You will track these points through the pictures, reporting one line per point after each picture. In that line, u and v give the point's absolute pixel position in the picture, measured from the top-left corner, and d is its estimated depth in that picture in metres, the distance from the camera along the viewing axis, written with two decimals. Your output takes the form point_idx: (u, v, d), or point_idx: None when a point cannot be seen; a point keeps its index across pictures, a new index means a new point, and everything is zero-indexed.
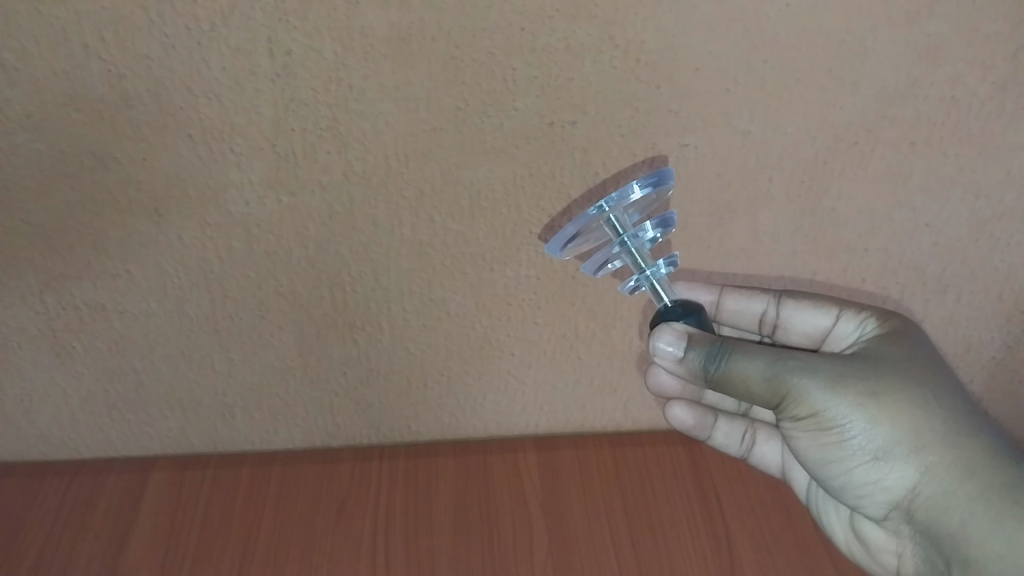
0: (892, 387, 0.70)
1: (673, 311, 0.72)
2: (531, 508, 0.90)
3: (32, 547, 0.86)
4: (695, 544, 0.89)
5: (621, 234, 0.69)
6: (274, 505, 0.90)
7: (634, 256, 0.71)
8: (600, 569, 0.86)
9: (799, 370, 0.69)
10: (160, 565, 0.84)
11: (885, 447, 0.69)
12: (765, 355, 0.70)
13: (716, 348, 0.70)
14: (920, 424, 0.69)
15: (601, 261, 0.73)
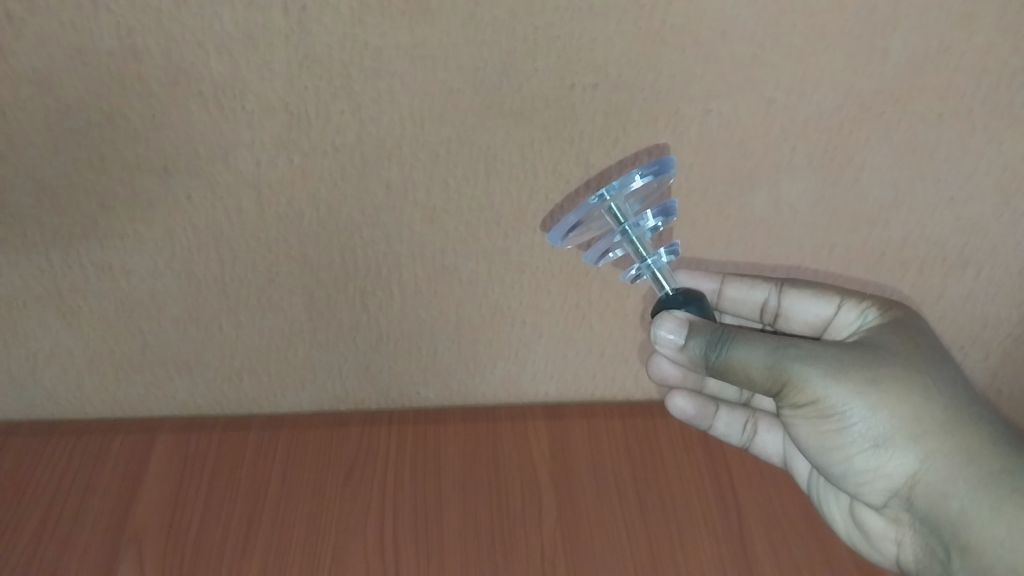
0: (892, 376, 0.69)
1: (674, 299, 0.71)
2: (541, 477, 0.89)
3: (37, 508, 0.84)
4: (707, 520, 0.87)
5: (622, 222, 0.67)
6: (281, 469, 0.88)
7: (636, 245, 0.69)
8: (611, 541, 0.84)
9: (802, 358, 0.67)
10: (167, 526, 0.83)
11: (885, 435, 0.68)
12: (766, 342, 0.68)
13: (717, 336, 0.68)
14: (920, 411, 0.68)
15: (601, 250, 0.71)
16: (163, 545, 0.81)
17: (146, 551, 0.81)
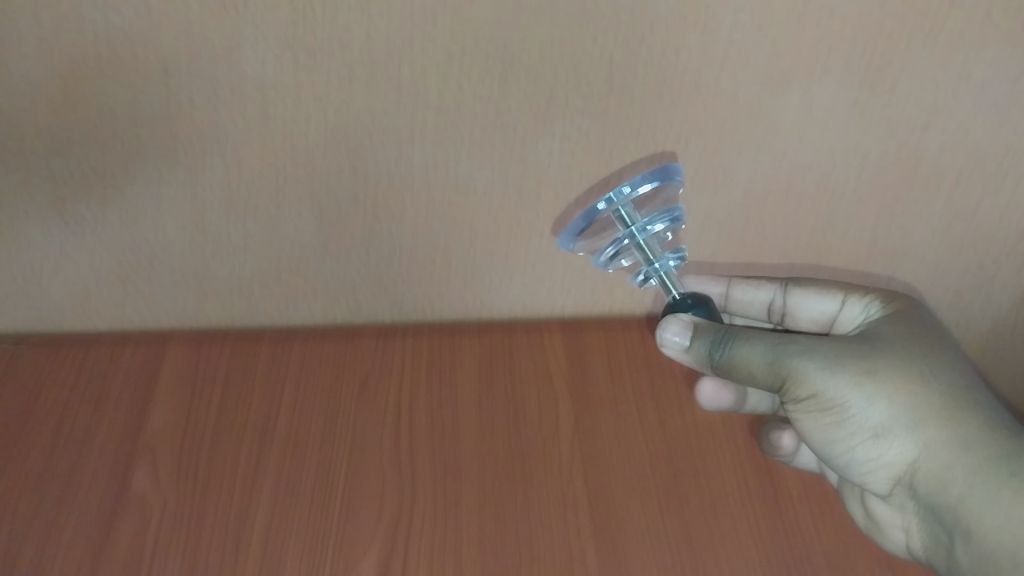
0: (890, 367, 0.68)
1: (683, 308, 0.71)
2: (557, 389, 0.87)
3: (52, 415, 0.82)
4: (729, 432, 0.85)
5: (626, 216, 0.68)
6: (296, 379, 0.86)
7: (642, 243, 0.69)
8: (630, 451, 0.82)
9: (801, 352, 0.66)
10: (182, 430, 0.81)
11: (884, 423, 0.67)
12: (766, 339, 0.68)
13: (721, 335, 0.68)
14: (917, 398, 0.67)
15: (608, 253, 0.71)
16: (179, 448, 0.79)
17: (161, 455, 0.79)
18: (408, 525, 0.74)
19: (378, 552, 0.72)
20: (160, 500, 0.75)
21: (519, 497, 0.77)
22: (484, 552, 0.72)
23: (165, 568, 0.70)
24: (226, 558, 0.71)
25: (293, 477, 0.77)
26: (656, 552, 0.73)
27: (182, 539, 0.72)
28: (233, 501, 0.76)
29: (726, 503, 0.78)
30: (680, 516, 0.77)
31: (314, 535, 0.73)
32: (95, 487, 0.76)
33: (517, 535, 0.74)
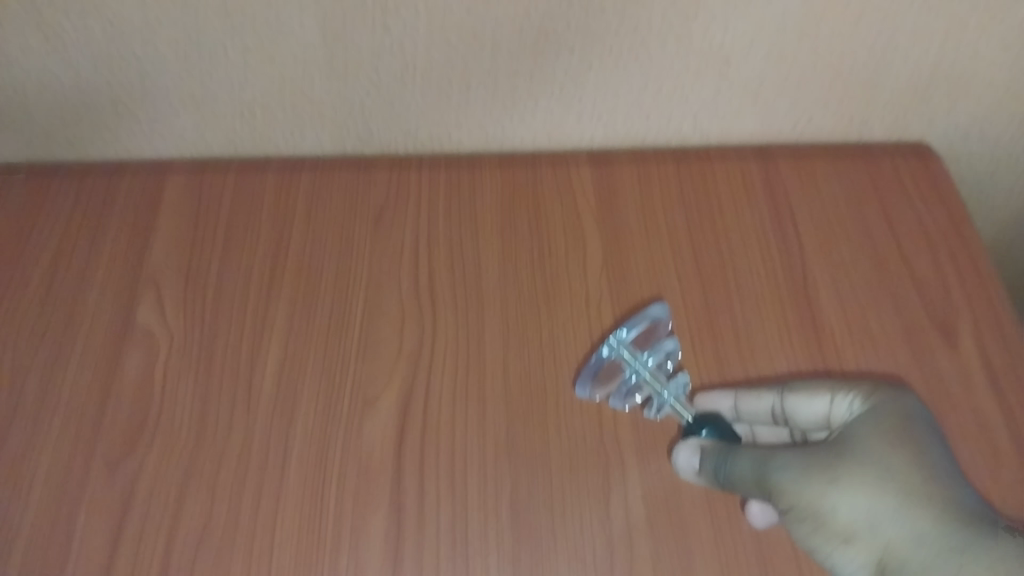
0: (871, 474, 0.54)
1: (694, 428, 0.64)
2: (584, 222, 0.79)
3: (50, 244, 0.78)
4: (768, 264, 0.77)
5: (631, 360, 0.66)
6: (306, 210, 0.80)
7: (657, 389, 0.65)
8: (662, 287, 0.75)
9: (778, 466, 0.57)
10: (187, 264, 0.76)
11: (854, 528, 0.54)
12: (756, 452, 0.59)
13: (723, 452, 0.60)
14: (879, 496, 0.53)
15: (627, 395, 0.67)
16: (185, 281, 0.75)
17: (166, 287, 0.74)
18: (429, 362, 0.70)
19: (399, 389, 0.68)
20: (167, 333, 0.72)
21: (547, 337, 0.72)
22: (508, 389, 0.68)
23: (175, 401, 0.68)
24: (239, 392, 0.68)
25: (306, 312, 0.73)
26: (689, 390, 0.68)
27: (193, 373, 0.69)
28: (244, 335, 0.72)
29: (763, 339, 0.72)
30: (715, 352, 0.71)
31: (330, 370, 0.69)
32: (99, 319, 0.72)
33: (544, 372, 0.69)
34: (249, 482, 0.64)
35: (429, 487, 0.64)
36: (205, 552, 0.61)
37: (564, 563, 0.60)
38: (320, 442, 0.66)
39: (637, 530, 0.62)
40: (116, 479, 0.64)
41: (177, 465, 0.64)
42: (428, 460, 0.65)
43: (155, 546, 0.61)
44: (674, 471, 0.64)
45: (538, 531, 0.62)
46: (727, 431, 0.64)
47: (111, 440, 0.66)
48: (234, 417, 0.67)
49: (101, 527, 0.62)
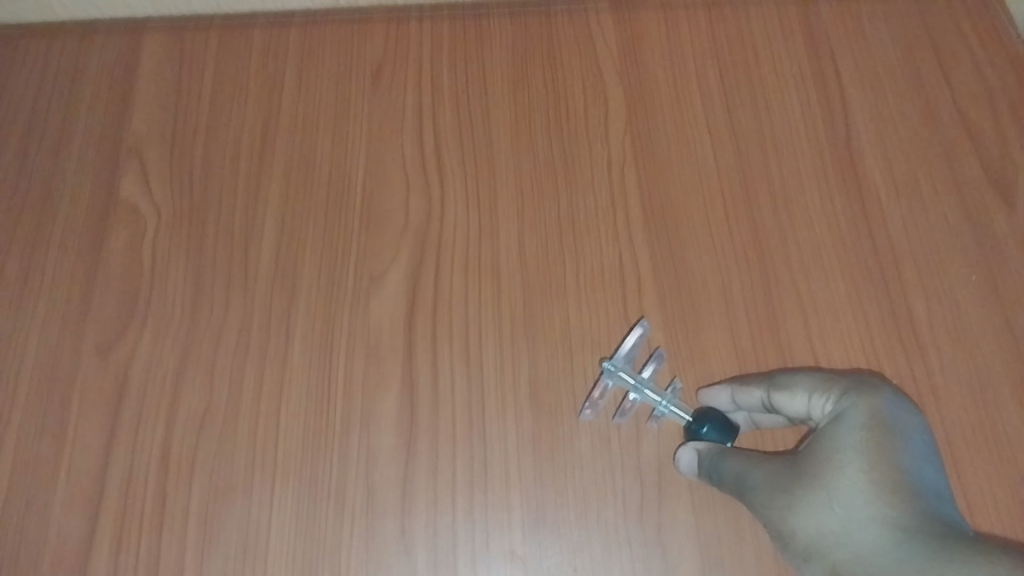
0: (822, 494, 0.44)
1: (693, 430, 0.54)
2: (606, 76, 0.70)
3: (21, 111, 0.71)
4: (808, 117, 0.69)
5: (627, 376, 0.55)
6: (296, 69, 0.72)
7: (655, 399, 0.56)
8: (691, 151, 0.67)
9: (751, 486, 0.48)
10: (172, 133, 0.69)
11: (814, 556, 0.44)
12: (734, 461, 0.50)
13: (716, 457, 0.52)
14: (838, 526, 0.43)
15: (626, 407, 0.57)
16: (169, 151, 0.68)
17: (150, 159, 0.68)
18: (438, 235, 0.64)
19: (407, 264, 0.63)
20: (153, 209, 0.66)
21: (565, 204, 0.65)
22: (523, 261, 0.63)
23: (166, 282, 0.63)
24: (234, 270, 0.63)
25: (302, 183, 0.66)
26: (720, 259, 0.63)
27: (183, 251, 0.64)
28: (236, 209, 0.66)
29: (803, 202, 0.65)
30: (750, 217, 0.64)
31: (331, 244, 0.64)
32: (79, 196, 0.67)
33: (562, 242, 0.64)
34: (249, 366, 0.60)
35: (443, 367, 0.59)
36: (207, 439, 0.58)
37: (587, 445, 0.57)
38: (323, 321, 0.61)
39: (663, 421, 0.58)
40: (109, 363, 0.60)
41: (172, 348, 0.60)
42: (441, 337, 0.60)
43: (155, 434, 0.58)
44: (704, 345, 0.60)
45: (559, 412, 0.58)
46: (729, 426, 0.54)
47: (101, 324, 0.62)
48: (231, 300, 0.62)
49: (98, 416, 0.59)
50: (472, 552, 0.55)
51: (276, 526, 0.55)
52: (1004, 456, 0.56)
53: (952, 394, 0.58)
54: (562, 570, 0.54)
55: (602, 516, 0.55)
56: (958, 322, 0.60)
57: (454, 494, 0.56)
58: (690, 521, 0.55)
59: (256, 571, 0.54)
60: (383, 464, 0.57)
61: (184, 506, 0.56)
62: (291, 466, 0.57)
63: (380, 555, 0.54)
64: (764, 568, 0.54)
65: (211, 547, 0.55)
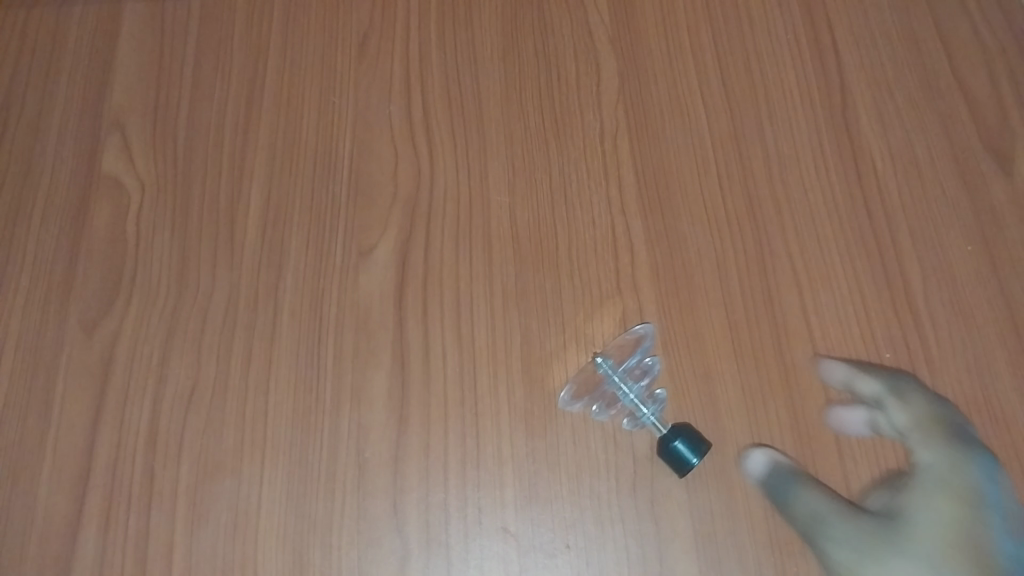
0: (922, 563, 0.48)
1: (667, 441, 0.54)
2: (598, 44, 0.69)
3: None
4: (804, 85, 0.67)
5: (617, 378, 0.56)
6: (281, 37, 0.70)
7: (639, 405, 0.56)
8: (686, 121, 0.66)
9: (834, 536, 0.50)
10: (153, 107, 0.67)
11: None
12: (821, 501, 0.52)
13: (785, 486, 0.53)
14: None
15: (608, 406, 0.56)
16: (152, 123, 0.67)
17: (132, 134, 0.66)
18: (428, 207, 0.63)
19: (396, 237, 0.62)
20: (136, 183, 0.64)
21: (557, 175, 0.64)
22: (515, 236, 0.62)
23: (151, 259, 0.62)
24: (220, 246, 0.62)
25: (289, 155, 0.65)
26: (714, 230, 0.62)
27: (168, 225, 0.63)
28: (221, 184, 0.64)
29: (799, 172, 0.64)
30: (744, 187, 0.63)
31: (318, 217, 0.63)
32: (60, 169, 0.65)
33: (554, 213, 0.62)
34: (237, 342, 0.59)
35: (434, 342, 0.59)
36: (195, 416, 0.57)
37: (580, 420, 0.56)
38: (311, 296, 0.60)
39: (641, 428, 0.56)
40: (95, 343, 0.59)
41: (158, 325, 0.60)
42: (432, 312, 0.60)
43: (141, 412, 0.57)
44: (697, 317, 0.59)
45: (552, 387, 0.57)
46: (704, 445, 0.54)
47: (85, 300, 0.61)
48: (217, 277, 0.61)
49: (84, 394, 0.58)
50: (464, 528, 0.54)
51: (266, 505, 0.55)
52: (997, 427, 0.56)
53: (946, 365, 0.58)
54: (555, 546, 0.54)
55: (595, 491, 0.55)
56: (954, 293, 0.60)
57: (446, 470, 0.55)
58: (684, 496, 0.55)
59: (247, 549, 0.54)
60: (374, 441, 0.56)
61: (173, 485, 0.55)
62: (281, 443, 0.56)
63: (372, 532, 0.54)
64: (757, 542, 0.54)
65: (202, 526, 0.54)
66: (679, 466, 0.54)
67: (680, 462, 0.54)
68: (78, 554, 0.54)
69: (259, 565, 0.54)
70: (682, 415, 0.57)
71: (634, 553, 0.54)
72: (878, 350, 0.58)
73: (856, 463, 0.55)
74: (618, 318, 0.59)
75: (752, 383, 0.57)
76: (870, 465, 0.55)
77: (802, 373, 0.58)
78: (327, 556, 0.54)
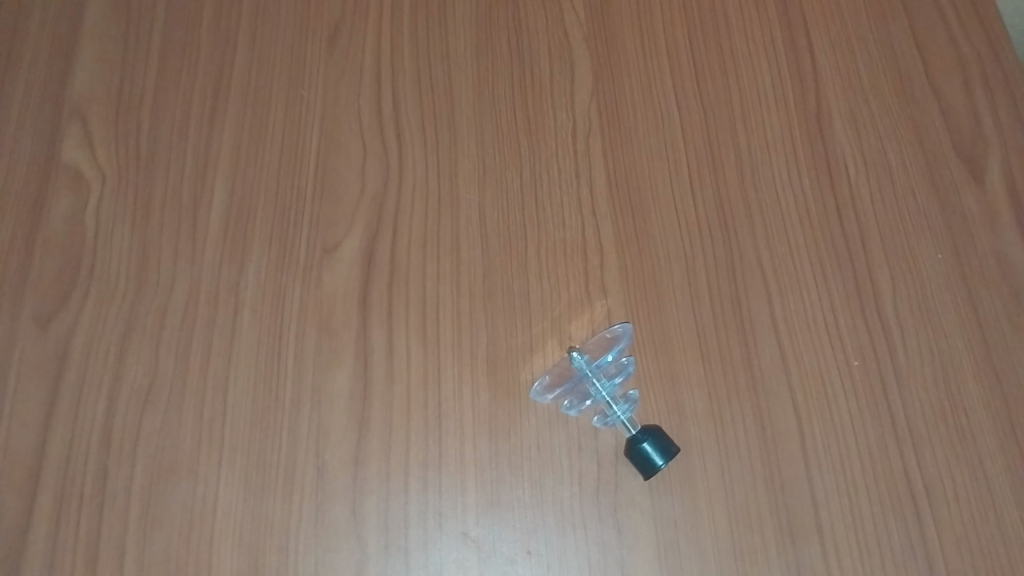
0: None
1: (636, 441, 0.54)
2: (573, 42, 0.68)
3: None
4: (778, 89, 0.67)
5: (590, 374, 0.55)
6: (250, 28, 0.69)
7: (610, 402, 0.55)
8: (660, 123, 0.65)
9: None
10: (117, 96, 0.66)
11: None
12: None
13: None
14: None
15: (580, 401, 0.56)
16: (114, 111, 0.65)
17: (94, 123, 0.65)
18: (396, 205, 0.62)
19: (362, 234, 0.61)
20: (97, 173, 0.63)
21: (527, 173, 0.63)
22: (485, 235, 0.61)
23: (110, 252, 0.60)
24: (182, 239, 0.61)
25: (254, 148, 0.64)
26: (685, 233, 0.61)
27: (128, 218, 0.61)
28: (184, 175, 0.63)
29: (771, 176, 0.64)
30: (716, 191, 0.63)
31: (283, 212, 0.62)
32: (19, 156, 0.63)
33: (524, 213, 0.62)
34: (196, 339, 0.58)
35: (399, 342, 0.58)
36: (151, 415, 0.56)
37: (559, 401, 0.56)
38: (273, 293, 0.59)
39: (610, 426, 0.56)
40: (50, 336, 0.58)
41: (116, 321, 0.58)
42: (397, 312, 0.59)
43: (95, 409, 0.56)
44: (665, 321, 0.59)
45: (516, 389, 0.57)
46: (672, 450, 0.54)
47: (40, 293, 0.59)
48: (177, 271, 0.60)
49: (37, 389, 0.56)
50: (424, 533, 0.53)
51: (222, 507, 0.54)
52: (962, 437, 0.56)
53: (913, 374, 0.57)
54: (516, 552, 0.53)
55: (557, 497, 0.54)
56: (923, 301, 0.60)
57: (407, 474, 0.54)
58: (647, 502, 0.54)
59: (201, 551, 0.53)
60: (335, 442, 0.55)
61: (126, 485, 0.54)
62: (239, 444, 0.55)
63: (330, 536, 0.53)
64: (720, 550, 0.53)
65: (155, 527, 0.53)
66: (645, 468, 0.53)
67: (646, 464, 0.53)
68: (26, 555, 0.52)
69: (214, 567, 0.52)
70: (648, 421, 0.56)
71: (596, 560, 0.53)
72: (847, 357, 0.58)
73: (822, 472, 0.55)
74: (586, 321, 0.59)
75: (719, 388, 0.57)
76: (835, 474, 0.55)
77: (770, 380, 0.57)
78: (282, 559, 0.52)
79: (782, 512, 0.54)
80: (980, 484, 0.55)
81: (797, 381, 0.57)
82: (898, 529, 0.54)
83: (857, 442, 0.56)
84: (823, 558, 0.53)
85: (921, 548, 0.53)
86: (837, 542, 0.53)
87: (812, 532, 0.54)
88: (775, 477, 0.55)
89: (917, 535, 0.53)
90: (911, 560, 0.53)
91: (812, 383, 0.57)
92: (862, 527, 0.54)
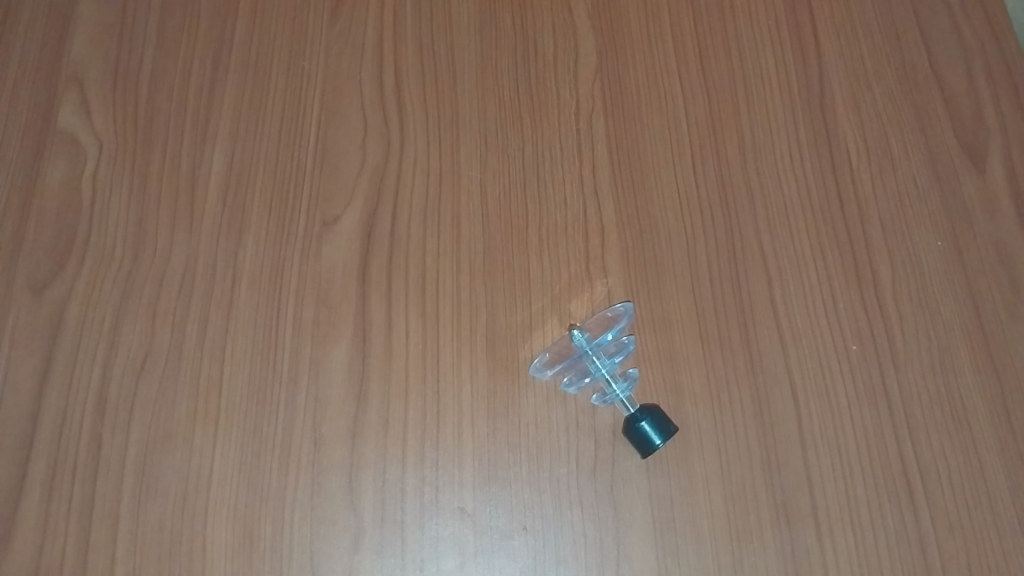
0: None
1: (634, 420, 0.54)
2: (577, 21, 0.67)
3: None
4: (782, 72, 0.67)
5: (590, 352, 0.55)
6: None
7: (610, 380, 0.54)
8: (663, 103, 0.65)
9: None
10: (115, 63, 0.65)
11: None
12: None
13: None
14: None
15: (579, 378, 0.56)
16: (111, 79, 0.64)
17: (91, 90, 0.64)
18: (396, 179, 0.62)
19: (363, 208, 0.60)
20: (93, 140, 0.62)
21: (530, 150, 0.62)
22: (485, 211, 0.61)
23: (106, 218, 0.60)
24: (179, 208, 0.60)
25: (254, 119, 0.63)
26: (686, 215, 0.61)
27: (125, 187, 0.61)
28: (183, 144, 0.62)
29: (774, 159, 0.63)
30: (718, 173, 0.63)
31: (282, 184, 0.61)
32: (14, 121, 0.63)
33: (526, 189, 0.61)
34: (193, 309, 0.57)
35: (398, 317, 0.57)
36: (147, 384, 0.55)
37: (558, 377, 0.56)
38: (272, 265, 0.59)
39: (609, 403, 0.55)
40: (44, 303, 0.57)
41: (111, 290, 0.57)
42: (395, 286, 0.58)
43: (89, 378, 0.55)
44: (665, 302, 0.58)
45: (515, 366, 0.56)
46: (670, 428, 0.54)
47: (35, 260, 0.58)
48: (175, 240, 0.59)
49: (31, 356, 0.56)
50: (421, 506, 0.53)
51: (218, 477, 0.53)
52: (957, 422, 0.56)
53: (911, 360, 0.57)
54: (512, 528, 0.53)
55: (554, 474, 0.54)
56: (922, 287, 0.60)
57: (404, 447, 0.54)
58: (644, 480, 0.54)
59: (195, 521, 0.52)
60: (332, 416, 0.55)
61: (120, 454, 0.54)
62: (235, 414, 0.55)
63: (326, 508, 0.53)
64: (716, 529, 0.53)
65: (149, 496, 0.53)
66: (643, 446, 0.53)
67: (644, 443, 0.53)
68: (18, 522, 0.52)
69: (208, 538, 0.52)
70: (646, 400, 0.56)
71: (591, 537, 0.53)
72: (846, 342, 0.58)
73: (818, 455, 0.55)
74: (586, 300, 0.58)
75: (718, 369, 0.57)
76: (831, 456, 0.55)
77: (768, 362, 0.57)
78: (278, 530, 0.52)
79: (779, 493, 0.54)
80: (974, 468, 0.55)
81: (795, 364, 0.57)
82: (893, 512, 0.54)
83: (854, 426, 0.56)
84: (817, 540, 0.53)
85: (914, 530, 0.53)
86: (832, 525, 0.53)
87: (808, 513, 0.54)
88: (771, 458, 0.55)
89: (911, 517, 0.54)
90: (905, 541, 0.53)
91: (811, 367, 0.57)
92: (857, 509, 0.54)
